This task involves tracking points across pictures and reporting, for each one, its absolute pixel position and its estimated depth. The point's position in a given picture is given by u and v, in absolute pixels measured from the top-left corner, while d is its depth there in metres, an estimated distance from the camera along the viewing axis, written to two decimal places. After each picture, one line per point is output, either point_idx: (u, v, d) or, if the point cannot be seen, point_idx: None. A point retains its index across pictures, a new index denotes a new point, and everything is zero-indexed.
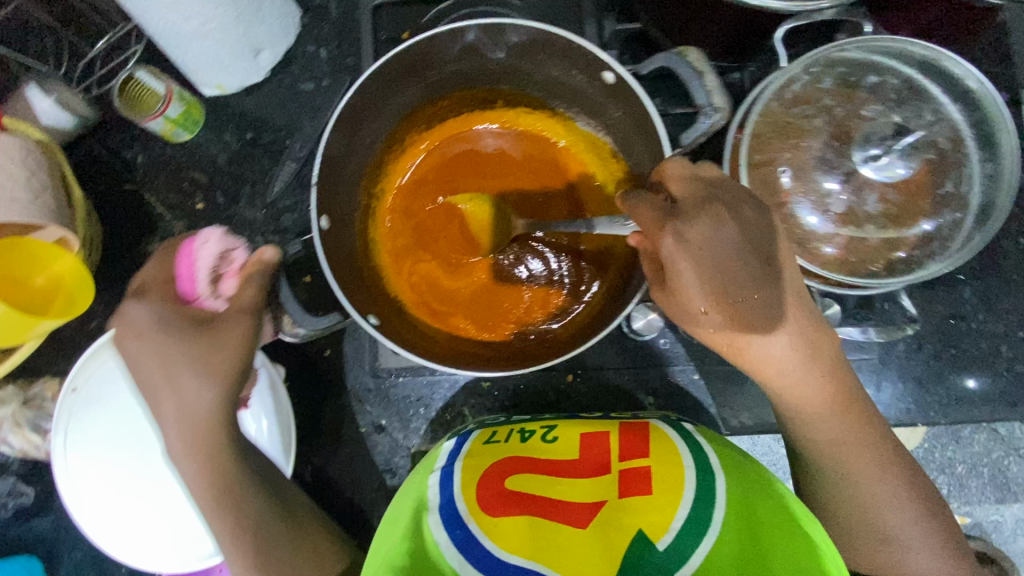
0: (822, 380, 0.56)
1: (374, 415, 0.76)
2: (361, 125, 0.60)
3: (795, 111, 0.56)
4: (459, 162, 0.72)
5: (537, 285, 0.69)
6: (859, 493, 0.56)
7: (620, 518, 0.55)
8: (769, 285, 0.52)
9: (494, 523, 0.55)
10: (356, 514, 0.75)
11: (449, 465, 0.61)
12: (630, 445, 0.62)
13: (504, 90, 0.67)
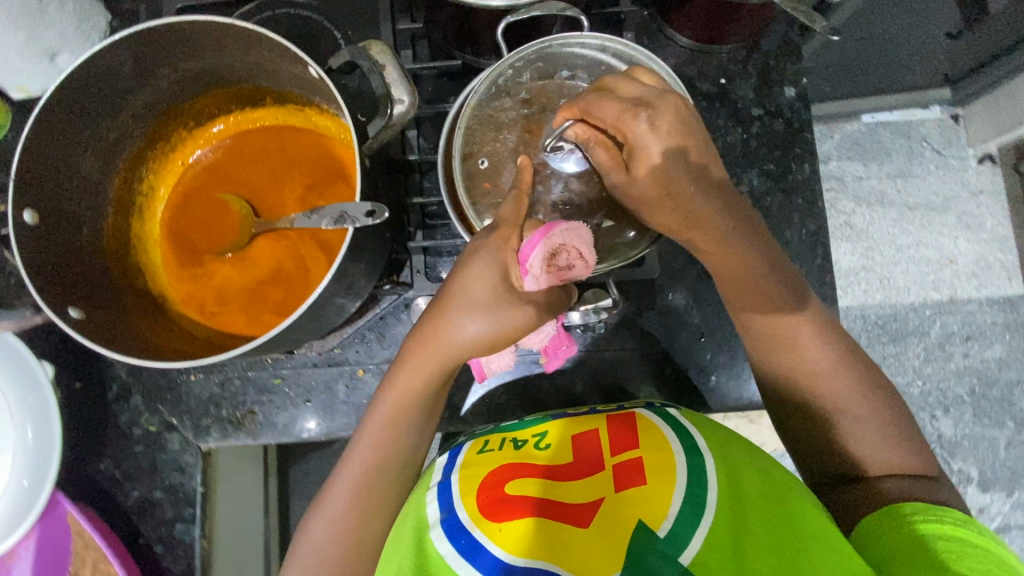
0: (762, 259, 0.58)
1: (166, 414, 0.77)
2: (90, 122, 0.60)
3: (496, 104, 0.60)
4: (234, 157, 0.72)
5: (293, 274, 0.68)
6: (819, 382, 0.58)
7: (621, 510, 0.52)
8: (701, 188, 0.55)
9: (499, 529, 0.52)
10: (147, 510, 0.76)
11: (444, 479, 0.58)
12: (617, 436, 0.58)
13: (266, 87, 0.67)
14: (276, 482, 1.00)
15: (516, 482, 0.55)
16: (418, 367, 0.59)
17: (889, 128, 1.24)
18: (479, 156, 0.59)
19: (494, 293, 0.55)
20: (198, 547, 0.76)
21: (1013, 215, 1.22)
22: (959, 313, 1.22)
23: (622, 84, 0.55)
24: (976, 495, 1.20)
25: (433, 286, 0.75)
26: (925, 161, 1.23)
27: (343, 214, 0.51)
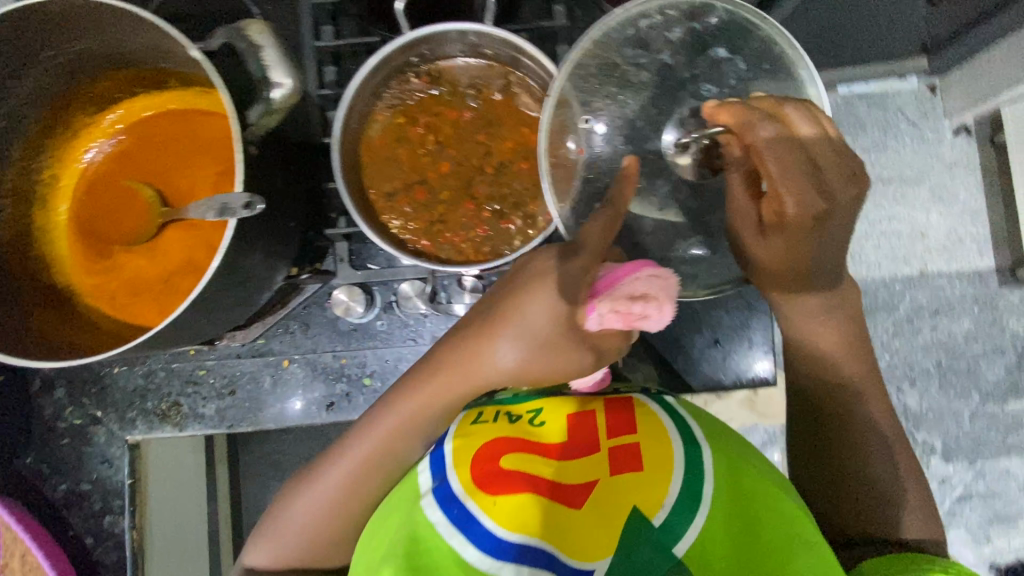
0: (819, 306, 0.60)
1: (90, 408, 0.76)
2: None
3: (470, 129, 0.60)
4: (140, 141, 0.69)
5: (191, 264, 0.66)
6: (853, 421, 0.61)
7: (615, 493, 0.49)
8: (812, 257, 0.56)
9: (493, 502, 0.49)
10: (76, 501, 0.76)
11: (438, 447, 0.55)
12: (618, 416, 0.55)
13: (166, 69, 0.64)
14: (223, 470, 1.00)
15: (516, 458, 0.51)
16: (464, 376, 0.56)
17: (866, 101, 1.18)
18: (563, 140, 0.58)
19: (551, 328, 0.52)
20: (128, 538, 0.75)
21: (987, 187, 1.19)
22: (928, 287, 1.18)
23: (804, 126, 0.52)
24: (939, 465, 1.16)
25: (357, 273, 0.73)
26: (899, 134, 1.19)
27: (224, 205, 0.49)
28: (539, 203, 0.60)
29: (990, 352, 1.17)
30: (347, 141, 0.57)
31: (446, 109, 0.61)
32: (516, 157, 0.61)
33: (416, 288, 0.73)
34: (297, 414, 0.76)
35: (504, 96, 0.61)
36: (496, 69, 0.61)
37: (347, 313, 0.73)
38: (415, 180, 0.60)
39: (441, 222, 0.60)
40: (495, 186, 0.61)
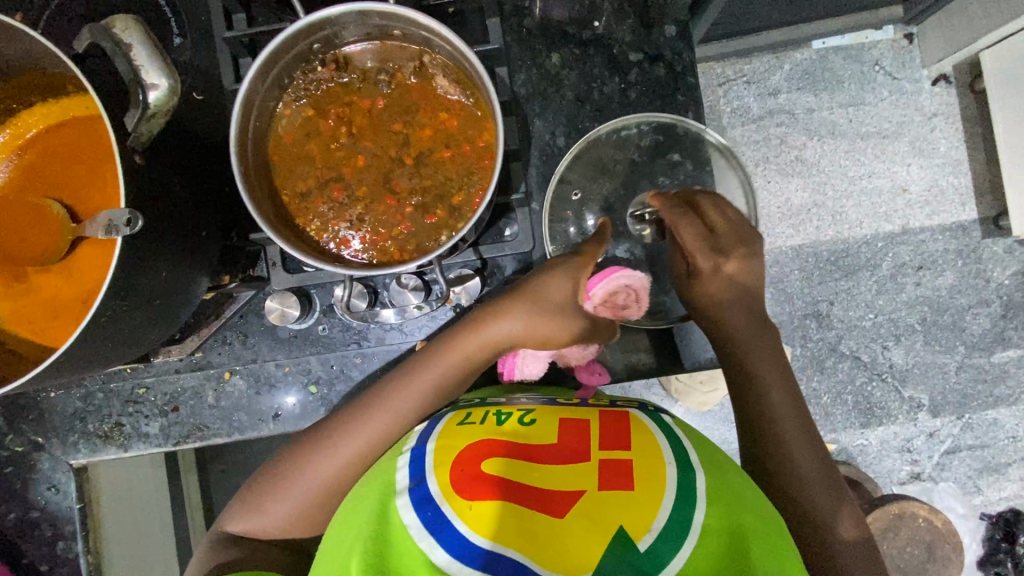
0: (745, 346, 0.63)
1: (29, 434, 0.74)
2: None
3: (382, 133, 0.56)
4: (44, 155, 0.65)
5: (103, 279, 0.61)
6: (783, 439, 0.58)
7: (596, 504, 0.49)
8: (728, 300, 0.63)
9: (469, 506, 0.49)
10: (27, 528, 0.74)
11: (420, 446, 0.56)
12: (612, 436, 0.54)
13: (54, 73, 0.61)
14: (193, 480, 0.99)
15: (499, 464, 0.52)
16: (481, 342, 0.61)
17: (840, 53, 1.15)
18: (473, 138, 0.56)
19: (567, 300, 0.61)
20: (82, 562, 0.74)
21: (969, 137, 1.15)
22: (911, 243, 1.14)
23: (712, 209, 0.63)
24: (925, 420, 1.15)
25: (290, 278, 0.69)
26: (876, 86, 1.14)
27: (109, 223, 0.45)
28: (464, 194, 0.57)
29: (977, 304, 1.14)
30: (249, 140, 0.53)
31: (356, 97, 0.57)
32: (436, 145, 0.57)
33: (355, 291, 0.69)
34: (243, 426, 0.73)
35: (419, 80, 0.57)
36: (404, 50, 0.56)
37: (283, 321, 0.69)
38: (331, 176, 0.57)
39: (362, 219, 0.57)
40: (415, 179, 0.57)
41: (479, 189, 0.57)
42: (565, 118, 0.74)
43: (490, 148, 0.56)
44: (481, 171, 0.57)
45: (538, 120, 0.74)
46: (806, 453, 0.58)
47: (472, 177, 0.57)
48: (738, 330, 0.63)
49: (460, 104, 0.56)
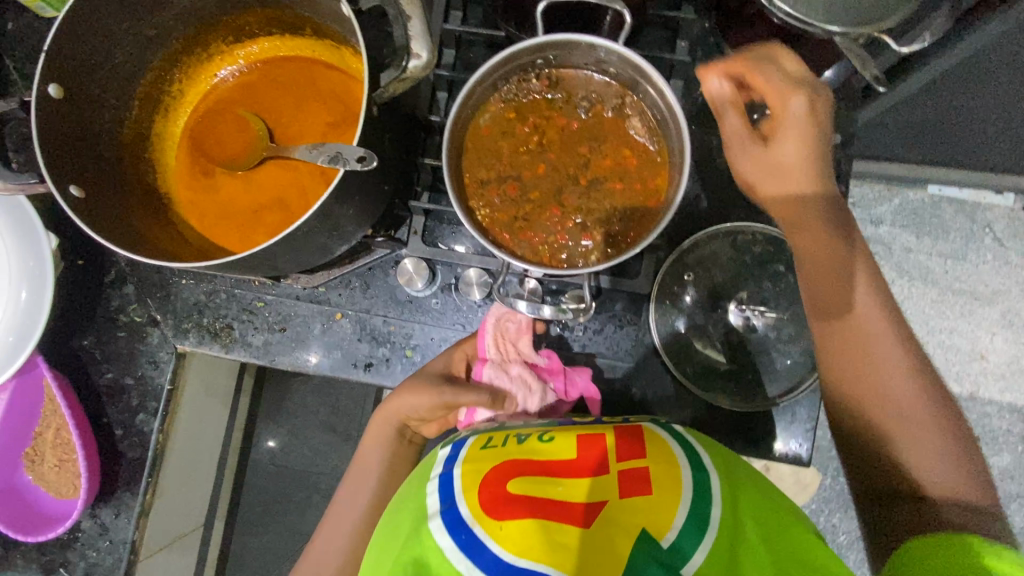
0: (843, 275, 0.53)
1: (151, 309, 0.80)
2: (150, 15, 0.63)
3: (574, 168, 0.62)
4: (264, 79, 0.73)
5: (284, 203, 0.69)
6: (902, 421, 0.49)
7: (627, 515, 0.50)
8: (805, 192, 0.57)
9: (500, 527, 0.49)
10: (114, 390, 0.79)
11: (447, 471, 0.56)
12: (629, 444, 0.56)
13: (308, 17, 0.68)
14: (245, 400, 1.04)
15: (525, 481, 0.53)
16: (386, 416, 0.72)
17: (952, 205, 1.15)
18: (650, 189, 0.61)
19: (438, 407, 0.68)
20: (154, 439, 0.79)
21: None
22: (975, 412, 1.12)
23: (785, 57, 0.58)
24: None
25: (426, 248, 0.76)
26: (982, 249, 1.14)
27: (337, 154, 0.52)
28: (623, 227, 0.61)
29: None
30: (458, 124, 0.59)
31: (556, 115, 0.62)
32: (611, 176, 0.62)
33: (480, 278, 0.74)
34: (336, 366, 0.78)
35: (615, 116, 0.62)
36: (612, 88, 0.62)
37: (409, 284, 0.75)
38: (510, 176, 0.62)
39: (526, 221, 0.62)
40: (583, 200, 0.62)
41: (637, 228, 0.61)
42: (715, 184, 0.77)
43: (658, 194, 0.61)
44: (645, 212, 0.61)
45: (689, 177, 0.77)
46: (882, 331, 0.51)
47: (635, 214, 0.61)
48: (848, 280, 0.53)
49: (646, 148, 0.61)
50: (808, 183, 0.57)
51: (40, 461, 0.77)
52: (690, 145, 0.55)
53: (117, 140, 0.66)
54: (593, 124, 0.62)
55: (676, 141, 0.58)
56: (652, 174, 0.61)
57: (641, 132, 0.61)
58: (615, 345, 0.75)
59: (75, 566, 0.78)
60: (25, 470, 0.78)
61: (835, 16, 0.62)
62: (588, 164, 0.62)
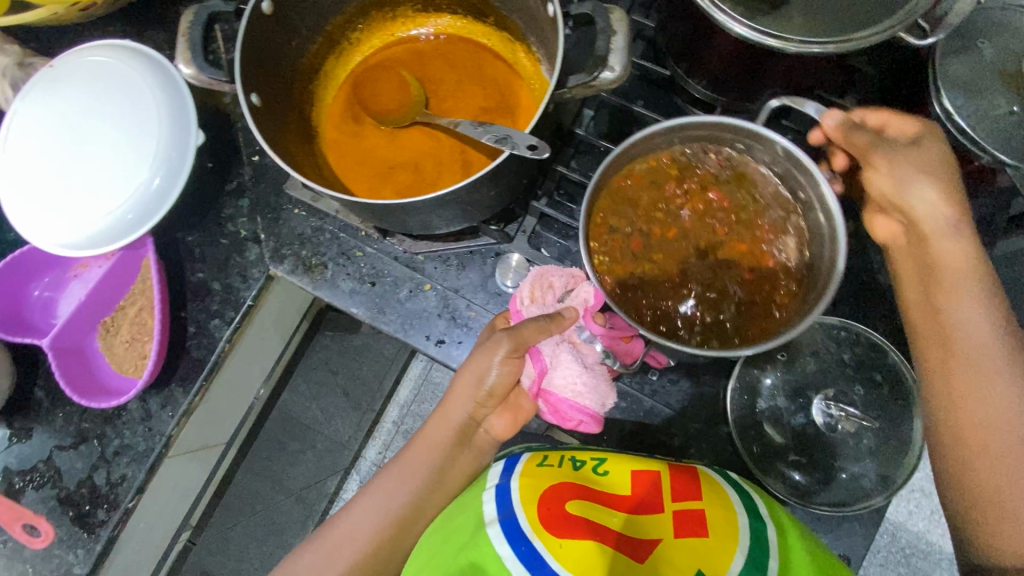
0: (970, 341, 0.55)
1: (258, 226, 0.83)
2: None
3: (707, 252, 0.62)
4: (434, 51, 0.77)
5: (420, 167, 0.72)
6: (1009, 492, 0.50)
7: (682, 554, 0.53)
8: (934, 239, 0.58)
9: (559, 544, 0.53)
10: (199, 289, 0.82)
11: (504, 482, 0.62)
12: (684, 485, 0.60)
13: (496, 8, 0.72)
14: (296, 340, 1.06)
15: (580, 504, 0.58)
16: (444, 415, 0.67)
17: None
18: (766, 299, 0.61)
19: (511, 369, 0.62)
20: (220, 346, 0.81)
21: None
22: None
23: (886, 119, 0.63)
24: None
25: (529, 250, 0.78)
26: None
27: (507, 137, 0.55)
28: (733, 330, 0.61)
29: None
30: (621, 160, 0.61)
31: (718, 190, 0.63)
32: (744, 275, 0.62)
33: None
34: (409, 332, 0.79)
35: (765, 217, 0.62)
36: (785, 193, 0.62)
37: (502, 277, 0.78)
38: (650, 231, 0.63)
39: (643, 278, 0.62)
40: (707, 285, 0.62)
41: (739, 334, 0.61)
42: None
43: (775, 309, 0.61)
44: (764, 324, 0.60)
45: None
46: (1000, 421, 0.51)
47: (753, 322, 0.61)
48: (977, 343, 0.54)
49: (792, 263, 0.61)
50: (932, 264, 0.58)
51: (114, 334, 0.80)
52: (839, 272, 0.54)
53: (294, 66, 0.70)
54: (740, 216, 0.63)
55: (823, 272, 0.57)
56: (773, 284, 0.61)
57: (782, 240, 0.61)
58: (684, 398, 0.74)
59: (108, 441, 0.79)
60: (99, 337, 0.80)
61: (1008, 146, 0.63)
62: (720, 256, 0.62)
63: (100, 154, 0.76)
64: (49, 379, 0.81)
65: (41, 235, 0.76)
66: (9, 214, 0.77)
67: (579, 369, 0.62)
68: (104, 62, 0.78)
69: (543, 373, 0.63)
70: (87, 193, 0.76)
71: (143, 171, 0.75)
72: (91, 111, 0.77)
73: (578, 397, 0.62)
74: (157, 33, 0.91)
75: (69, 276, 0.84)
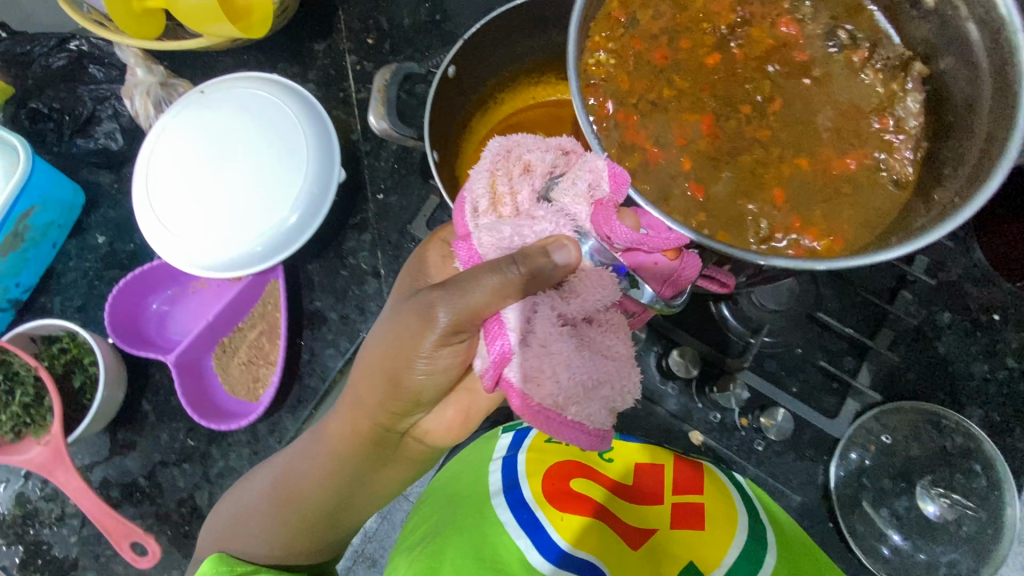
0: None
1: (378, 262, 0.86)
2: (533, 33, 0.73)
3: (745, 85, 0.60)
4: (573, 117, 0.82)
5: None
6: None
7: (674, 544, 0.65)
8: None
9: (560, 517, 0.66)
10: (315, 316, 0.84)
11: (513, 454, 0.74)
12: (684, 482, 0.70)
13: None
14: None
15: (581, 483, 0.71)
16: (366, 388, 0.58)
17: None
18: (799, 143, 0.58)
19: (448, 357, 0.53)
20: (332, 376, 0.82)
21: None
22: None
23: None
24: None
25: None
26: None
27: None
28: (824, 206, 0.56)
29: None
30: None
31: (798, 26, 0.61)
32: (842, 144, 0.57)
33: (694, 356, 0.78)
34: None
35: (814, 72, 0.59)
36: (878, 32, 0.60)
37: None
38: (694, 66, 0.61)
39: (663, 101, 0.59)
40: (783, 138, 0.58)
41: (785, 176, 0.57)
42: (916, 360, 0.80)
43: (814, 160, 0.57)
44: (856, 188, 0.56)
45: (897, 344, 0.80)
46: None
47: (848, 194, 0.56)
48: None
49: (894, 121, 0.57)
50: None
51: (231, 354, 0.81)
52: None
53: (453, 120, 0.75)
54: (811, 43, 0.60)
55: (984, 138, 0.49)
56: (811, 115, 0.58)
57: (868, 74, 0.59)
58: (787, 471, 0.77)
59: (212, 461, 0.79)
60: (214, 356, 0.81)
61: None
62: (779, 87, 0.60)
63: (237, 177, 0.79)
64: (157, 394, 0.81)
65: (171, 250, 0.78)
66: (144, 229, 0.79)
67: (566, 363, 0.47)
68: (262, 95, 0.81)
69: (510, 361, 0.48)
70: (223, 214, 0.78)
71: (283, 202, 0.78)
72: (236, 137, 0.80)
73: (551, 396, 0.47)
74: (288, 65, 0.95)
75: (187, 291, 0.85)
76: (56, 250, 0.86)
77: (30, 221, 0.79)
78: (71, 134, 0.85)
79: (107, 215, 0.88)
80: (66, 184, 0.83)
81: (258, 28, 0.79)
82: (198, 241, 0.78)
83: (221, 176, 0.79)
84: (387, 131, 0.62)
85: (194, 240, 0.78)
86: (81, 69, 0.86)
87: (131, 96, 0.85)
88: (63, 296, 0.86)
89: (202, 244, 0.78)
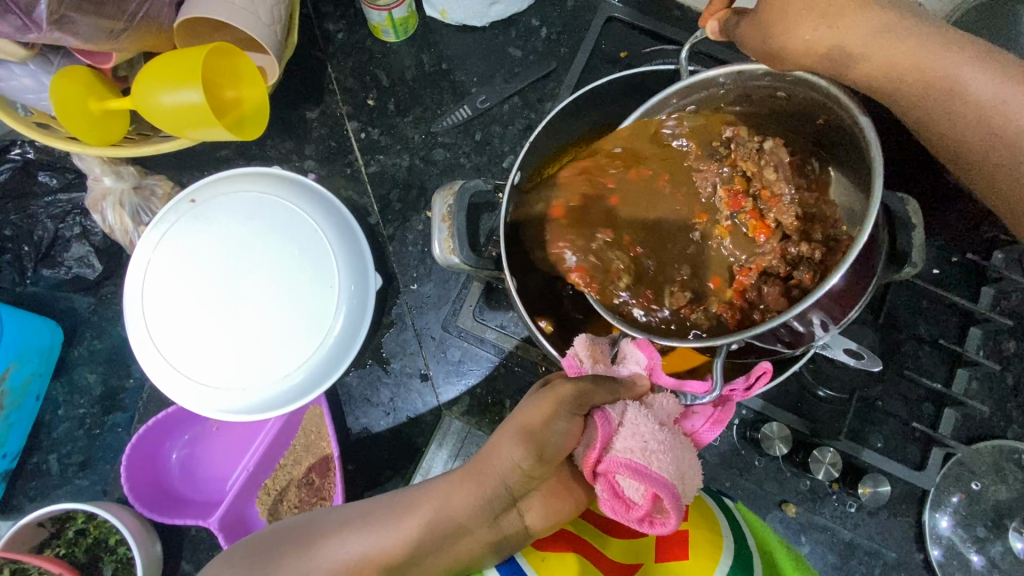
0: None
1: (423, 364, 0.77)
2: (587, 108, 0.64)
3: (673, 202, 0.55)
4: None
5: None
6: None
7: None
8: None
9: (541, 555, 0.50)
10: (361, 434, 0.76)
11: None
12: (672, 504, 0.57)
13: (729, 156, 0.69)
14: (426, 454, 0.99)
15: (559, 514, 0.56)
16: (500, 449, 0.44)
17: None
18: (745, 234, 0.53)
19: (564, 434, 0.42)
20: None
21: None
22: None
23: None
24: None
25: None
26: None
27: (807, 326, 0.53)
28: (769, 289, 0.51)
29: None
30: (602, 140, 0.56)
31: (698, 141, 0.55)
32: (742, 227, 0.53)
33: (782, 434, 0.75)
34: None
35: (729, 171, 0.54)
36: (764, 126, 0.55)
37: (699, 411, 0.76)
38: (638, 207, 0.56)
39: (599, 247, 0.55)
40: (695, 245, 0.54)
41: (744, 273, 0.53)
42: (1000, 397, 0.76)
43: (763, 251, 0.52)
44: (788, 256, 0.52)
45: (973, 383, 0.76)
46: None
47: (780, 271, 0.52)
48: None
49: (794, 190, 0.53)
50: None
51: (278, 498, 0.72)
52: (883, 153, 0.45)
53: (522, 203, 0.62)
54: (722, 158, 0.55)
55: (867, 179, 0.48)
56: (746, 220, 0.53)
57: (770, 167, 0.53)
58: (878, 530, 0.77)
59: None
60: (258, 501, 0.72)
61: None
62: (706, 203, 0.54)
63: (239, 301, 0.68)
64: (196, 552, 0.71)
65: (173, 382, 0.67)
66: (141, 359, 0.67)
67: (655, 425, 0.42)
68: (273, 200, 0.70)
69: (607, 435, 0.41)
70: (222, 356, 0.68)
71: (314, 327, 0.69)
72: (242, 252, 0.69)
73: (654, 464, 0.40)
74: (281, 141, 0.82)
75: (207, 429, 0.74)
76: (41, 399, 0.73)
77: (8, 383, 0.67)
78: (35, 265, 0.72)
79: (94, 348, 0.75)
80: (40, 327, 0.70)
81: (255, 127, 0.65)
82: (202, 377, 0.67)
83: (219, 296, 0.68)
84: (461, 264, 0.59)
85: (196, 376, 0.67)
86: (31, 180, 0.71)
87: (100, 209, 0.71)
88: (59, 452, 0.73)
89: (205, 383, 0.67)
